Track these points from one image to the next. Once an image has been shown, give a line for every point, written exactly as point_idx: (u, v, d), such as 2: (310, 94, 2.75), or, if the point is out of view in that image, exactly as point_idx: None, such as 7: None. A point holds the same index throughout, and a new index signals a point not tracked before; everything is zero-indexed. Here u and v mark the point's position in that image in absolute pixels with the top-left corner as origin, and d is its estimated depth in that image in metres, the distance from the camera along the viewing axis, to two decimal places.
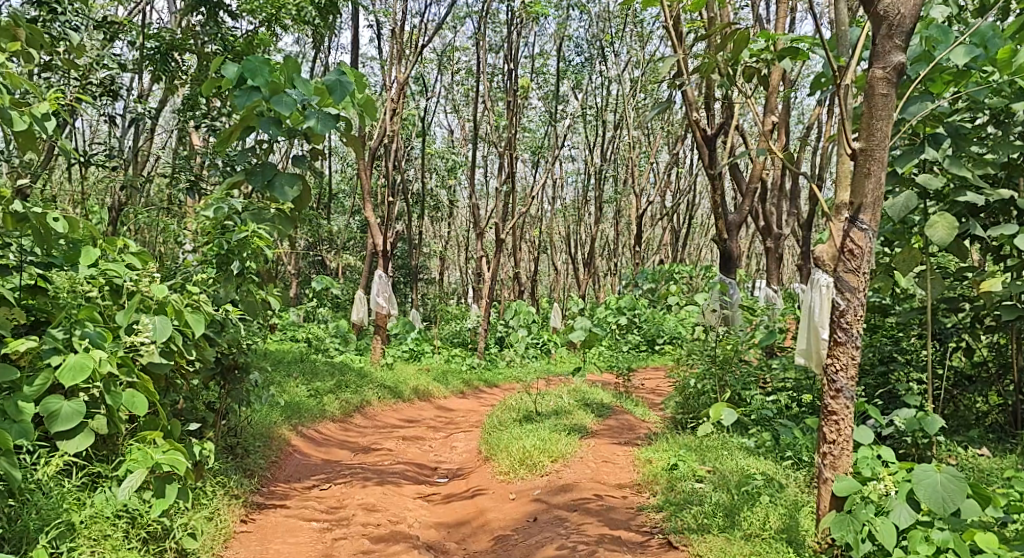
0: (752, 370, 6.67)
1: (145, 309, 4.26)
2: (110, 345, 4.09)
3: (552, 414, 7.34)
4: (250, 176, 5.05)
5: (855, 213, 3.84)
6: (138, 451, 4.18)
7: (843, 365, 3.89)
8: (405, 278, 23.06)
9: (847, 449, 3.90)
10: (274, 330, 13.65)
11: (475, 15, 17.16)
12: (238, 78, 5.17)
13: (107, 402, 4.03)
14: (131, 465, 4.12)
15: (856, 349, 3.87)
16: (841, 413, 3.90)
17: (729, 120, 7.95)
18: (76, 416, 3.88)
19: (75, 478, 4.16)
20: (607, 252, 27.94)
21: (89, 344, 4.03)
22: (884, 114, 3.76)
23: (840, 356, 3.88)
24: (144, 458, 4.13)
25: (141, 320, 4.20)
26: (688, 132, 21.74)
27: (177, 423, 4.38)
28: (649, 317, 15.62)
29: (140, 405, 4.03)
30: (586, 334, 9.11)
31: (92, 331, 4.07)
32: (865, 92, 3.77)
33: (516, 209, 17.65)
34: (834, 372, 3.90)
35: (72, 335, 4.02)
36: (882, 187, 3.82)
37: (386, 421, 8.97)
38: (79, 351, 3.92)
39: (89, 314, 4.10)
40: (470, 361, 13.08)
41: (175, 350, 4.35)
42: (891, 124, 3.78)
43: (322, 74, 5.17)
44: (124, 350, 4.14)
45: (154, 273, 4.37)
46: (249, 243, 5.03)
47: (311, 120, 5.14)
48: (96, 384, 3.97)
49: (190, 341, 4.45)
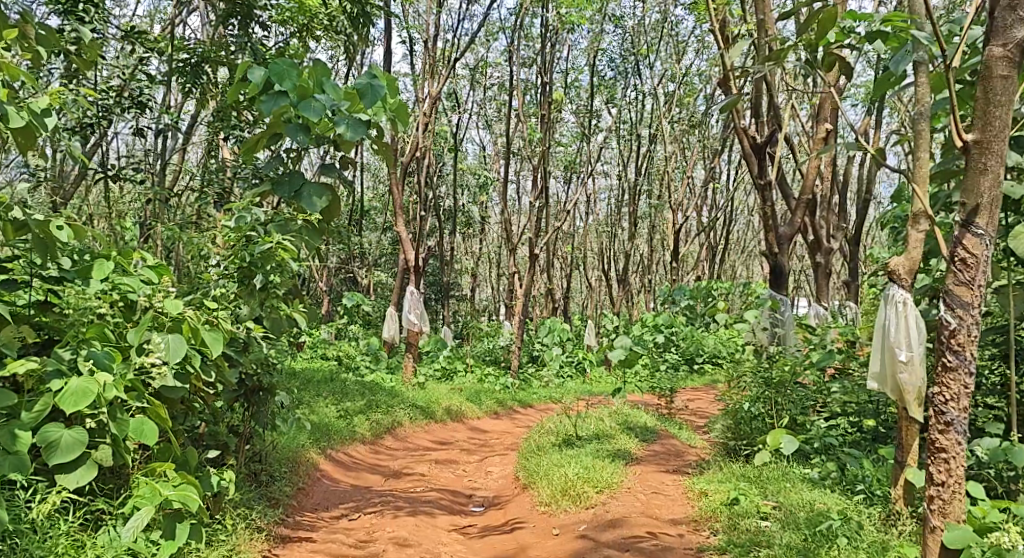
0: (809, 394, 6.34)
1: (158, 326, 3.93)
2: (118, 367, 3.78)
3: (593, 438, 6.97)
4: (277, 186, 4.76)
5: (967, 219, 3.14)
6: (146, 486, 3.80)
7: (954, 395, 3.18)
8: (436, 295, 22.81)
9: (958, 493, 3.20)
10: (304, 348, 13.42)
11: (508, 30, 16.96)
12: (264, 83, 4.84)
13: (112, 432, 3.71)
14: (137, 502, 3.75)
15: (970, 376, 3.15)
16: (952, 451, 3.19)
17: (777, 128, 7.56)
18: (77, 445, 3.59)
19: (75, 515, 3.86)
20: (641, 269, 27.53)
21: (94, 366, 3.72)
22: (1003, 99, 3.07)
23: (950, 385, 3.17)
24: (152, 494, 3.76)
25: (153, 339, 3.87)
26: (724, 146, 21.31)
27: (192, 452, 4.04)
28: (687, 335, 15.19)
29: (150, 435, 3.73)
30: (626, 353, 8.68)
31: (99, 351, 3.76)
32: (980, 73, 3.11)
33: (551, 224, 17.34)
34: (942, 403, 3.20)
35: (78, 356, 3.73)
36: (1001, 185, 3.12)
37: (418, 444, 8.63)
38: (84, 373, 3.62)
39: (98, 333, 3.82)
40: (504, 380, 12.71)
41: (191, 373, 4.02)
42: (1013, 110, 3.09)
43: (353, 78, 4.87)
44: (134, 372, 3.82)
45: (170, 289, 4.05)
46: (274, 254, 4.71)
47: (341, 126, 4.82)
48: (101, 411, 3.65)
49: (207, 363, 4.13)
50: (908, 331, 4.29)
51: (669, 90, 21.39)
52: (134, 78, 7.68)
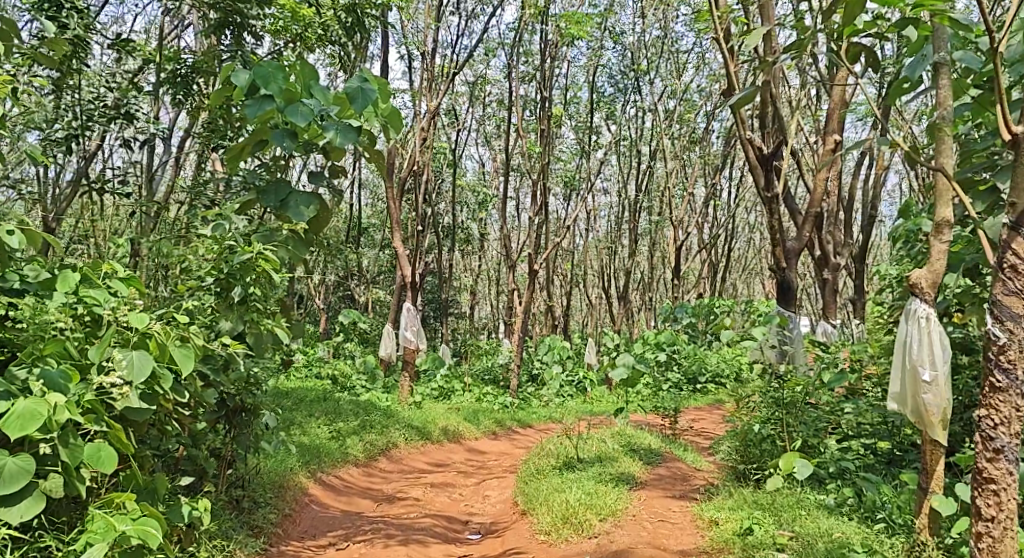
0: (822, 416, 6.08)
1: (121, 343, 3.67)
2: (75, 387, 3.53)
3: (595, 461, 6.70)
4: (263, 196, 4.51)
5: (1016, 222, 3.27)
6: (101, 521, 3.50)
7: (1004, 420, 3.31)
8: (435, 313, 22.52)
9: (1011, 525, 3.35)
10: (298, 367, 13.16)
11: (507, 46, 16.79)
12: (249, 86, 4.59)
13: (64, 459, 3.44)
14: (90, 538, 3.43)
15: (1020, 397, 3.28)
16: (1001, 480, 3.35)
17: (783, 139, 7.31)
18: (22, 474, 3.32)
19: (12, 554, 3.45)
20: (642, 286, 27.24)
21: (47, 386, 3.45)
22: None
23: (999, 408, 3.30)
24: (107, 529, 3.46)
25: (114, 356, 3.61)
26: (725, 162, 21.11)
27: (159, 481, 3.75)
28: (690, 353, 14.91)
29: (108, 462, 3.49)
30: (628, 372, 8.39)
31: (53, 370, 3.50)
32: None
33: (550, 241, 17.10)
34: (990, 428, 3.34)
35: (30, 376, 3.46)
36: None
37: (413, 466, 8.34)
38: (34, 393, 3.38)
39: (56, 349, 3.56)
40: (503, 399, 12.41)
41: (158, 394, 3.76)
42: None
43: (343, 81, 4.62)
44: (94, 393, 3.56)
45: (136, 301, 3.79)
46: (253, 265, 4.49)
47: (330, 133, 4.58)
48: (52, 437, 3.39)
49: (178, 384, 3.87)
50: (932, 348, 4.04)
51: (669, 107, 21.24)
52: (121, 87, 7.45)
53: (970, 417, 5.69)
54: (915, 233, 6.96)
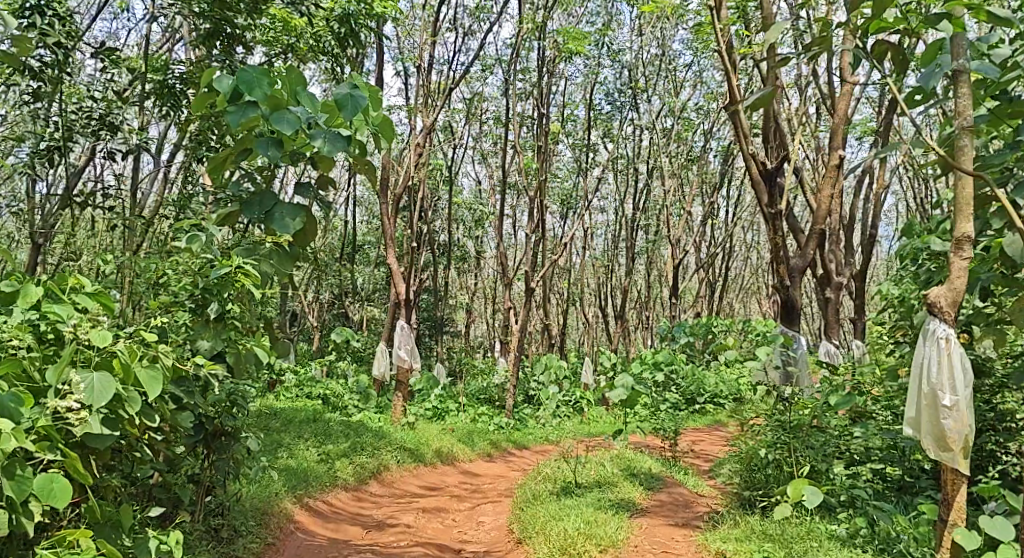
0: (830, 441, 5.89)
1: (83, 364, 3.43)
2: (28, 412, 3.25)
3: (594, 486, 6.49)
4: (246, 207, 4.29)
5: None
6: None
7: None
8: (430, 331, 22.27)
9: None
10: (290, 386, 12.92)
11: (504, 62, 16.64)
12: (233, 92, 4.37)
13: (10, 492, 3.14)
14: None
15: None
16: None
17: (787, 154, 7.10)
18: None
19: None
20: (640, 305, 27.03)
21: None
22: None
23: None
24: None
25: (73, 378, 3.36)
26: (723, 181, 20.92)
27: (125, 512, 3.50)
28: (688, 373, 14.69)
29: (61, 496, 3.22)
30: (627, 393, 8.14)
31: (5, 394, 3.20)
32: None
33: (547, 258, 16.90)
34: None
35: None
36: None
37: (405, 490, 8.08)
38: None
39: (11, 370, 3.31)
40: (498, 420, 12.16)
41: (122, 419, 3.51)
42: None
43: (332, 88, 4.42)
44: (49, 418, 3.29)
45: (101, 319, 3.56)
46: (231, 280, 4.27)
47: (318, 141, 4.35)
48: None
49: (147, 408, 3.63)
50: (952, 371, 3.82)
51: (667, 125, 21.12)
52: (106, 98, 7.27)
53: (984, 443, 5.47)
54: (923, 251, 6.76)
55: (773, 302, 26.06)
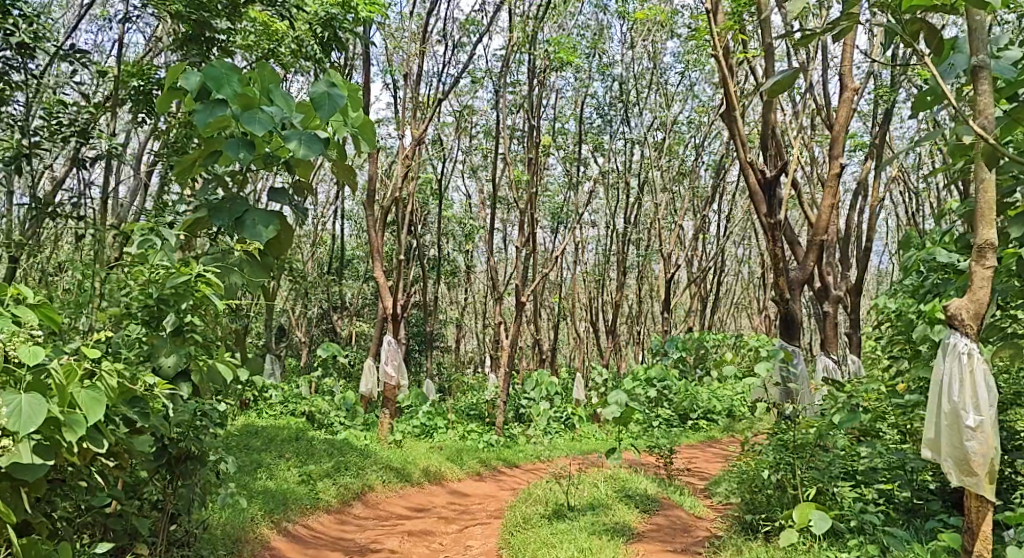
0: (838, 460, 5.60)
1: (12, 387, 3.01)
2: None
3: (587, 509, 6.24)
4: (214, 213, 4.00)
5: None
6: None
7: None
8: (419, 346, 21.91)
9: None
10: (275, 404, 12.59)
11: (493, 74, 16.41)
12: (200, 90, 4.07)
13: None
14: None
15: None
16: None
17: (786, 161, 6.84)
18: None
19: None
20: (632, 320, 26.72)
21: None
22: None
23: None
24: None
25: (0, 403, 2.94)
26: (715, 194, 20.70)
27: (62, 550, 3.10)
28: (682, 389, 14.41)
29: None
30: (621, 410, 7.81)
31: None
32: None
33: (537, 272, 16.64)
34: None
35: None
36: None
37: (390, 512, 7.74)
38: None
39: None
40: (488, 437, 11.83)
41: (59, 446, 3.11)
42: None
43: (308, 86, 4.14)
44: None
45: (36, 332, 3.15)
46: (192, 289, 3.98)
47: (293, 142, 4.05)
48: None
49: (91, 432, 3.23)
50: (974, 389, 3.55)
51: (658, 138, 20.93)
52: (77, 105, 7.00)
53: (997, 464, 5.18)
54: (929, 262, 6.49)
55: (765, 316, 25.84)
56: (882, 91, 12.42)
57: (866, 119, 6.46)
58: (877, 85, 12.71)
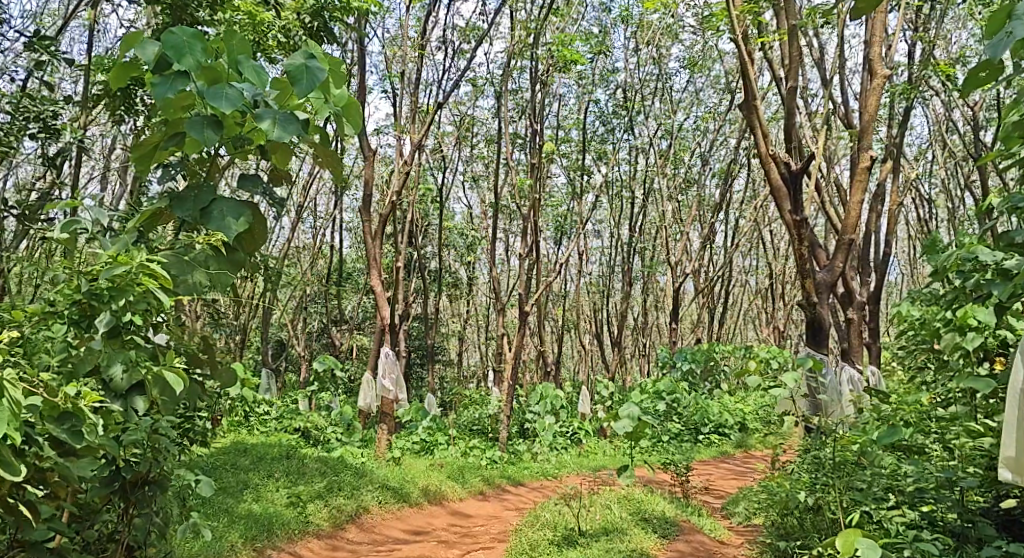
0: (880, 475, 5.15)
1: None
2: None
3: (601, 535, 5.75)
4: (176, 204, 3.49)
5: None
6: None
7: None
8: (421, 360, 21.34)
9: None
10: (270, 421, 12.06)
11: (495, 81, 15.95)
12: (158, 61, 3.55)
13: None
14: None
15: None
16: None
17: (813, 151, 6.37)
18: None
19: None
20: (638, 331, 26.16)
21: None
22: None
23: None
24: None
25: None
26: (722, 202, 20.14)
27: None
28: (691, 403, 13.88)
29: None
30: (634, 424, 7.20)
31: None
32: None
33: (541, 282, 16.15)
34: None
35: None
36: None
37: (387, 535, 7.18)
38: None
39: None
40: (491, 455, 11.28)
41: None
42: None
43: (285, 58, 3.63)
44: None
45: None
46: (134, 283, 3.35)
47: (266, 122, 3.54)
48: None
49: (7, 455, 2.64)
50: None
51: (662, 146, 20.45)
52: (43, 96, 6.51)
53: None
54: (971, 263, 5.82)
55: (774, 328, 25.28)
56: (900, 92, 11.93)
57: (900, 103, 6.00)
58: (893, 86, 12.23)
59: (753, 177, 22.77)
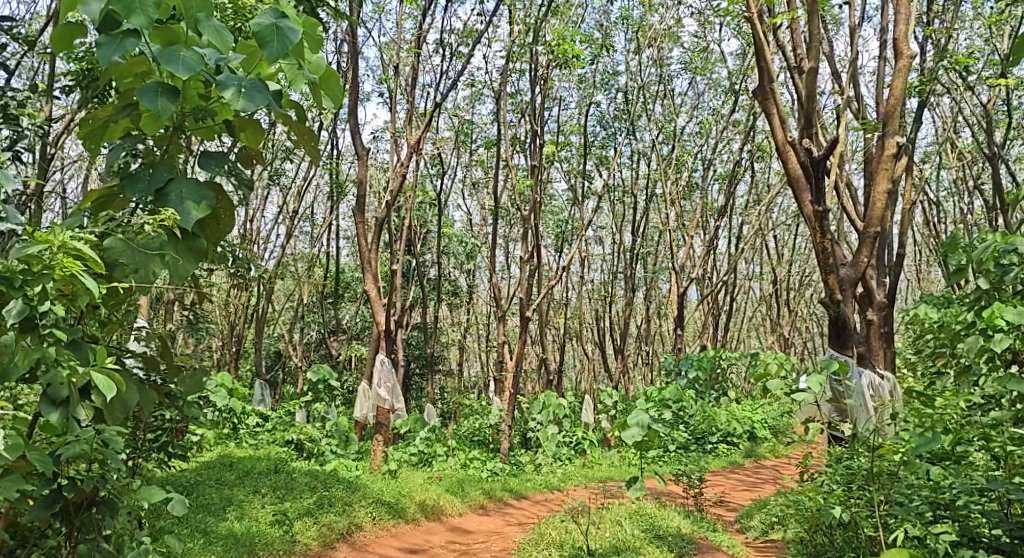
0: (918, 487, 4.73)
1: None
2: None
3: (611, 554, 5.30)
4: (127, 183, 3.03)
5: None
6: None
7: None
8: (421, 370, 20.86)
9: None
10: (261, 434, 11.61)
11: (493, 83, 15.51)
12: (105, 19, 3.08)
13: None
14: None
15: None
16: None
17: (835, 138, 6.03)
18: None
19: None
20: (642, 340, 25.69)
21: None
22: None
23: None
24: None
25: None
26: (726, 206, 19.67)
27: None
28: (698, 411, 13.42)
29: None
30: (643, 433, 6.70)
31: None
32: None
33: (542, 289, 15.71)
34: None
35: None
36: None
37: (381, 554, 6.72)
38: None
39: None
40: (491, 466, 10.82)
41: None
42: None
43: (251, 18, 3.14)
44: None
45: None
46: (55, 267, 2.94)
47: (230, 90, 3.08)
48: None
49: None
50: None
51: (665, 150, 20.03)
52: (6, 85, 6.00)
53: None
54: (1012, 256, 5.09)
55: (781, 335, 24.80)
56: (914, 87, 11.48)
57: (927, 82, 5.68)
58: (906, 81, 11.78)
59: (757, 182, 22.33)
